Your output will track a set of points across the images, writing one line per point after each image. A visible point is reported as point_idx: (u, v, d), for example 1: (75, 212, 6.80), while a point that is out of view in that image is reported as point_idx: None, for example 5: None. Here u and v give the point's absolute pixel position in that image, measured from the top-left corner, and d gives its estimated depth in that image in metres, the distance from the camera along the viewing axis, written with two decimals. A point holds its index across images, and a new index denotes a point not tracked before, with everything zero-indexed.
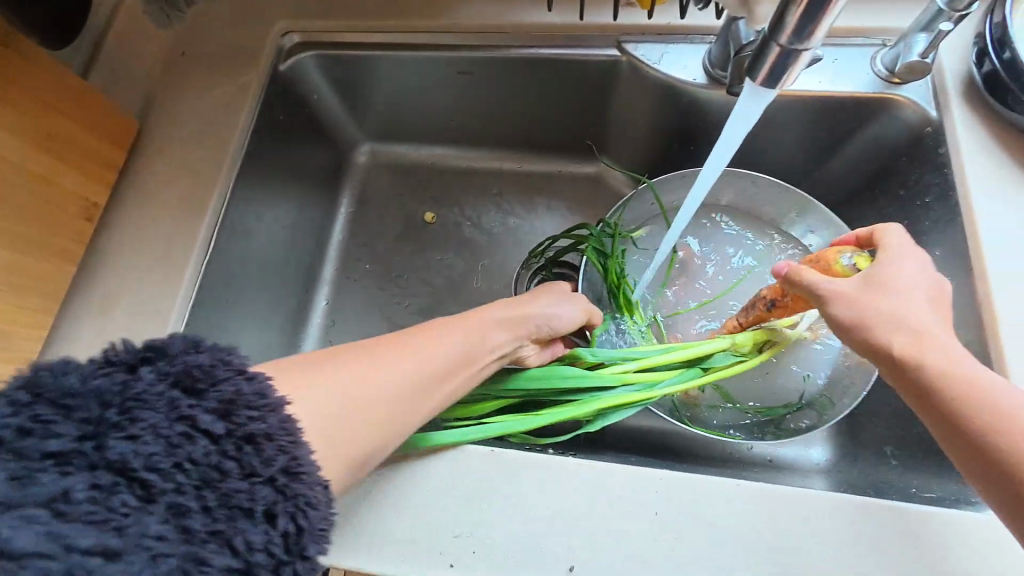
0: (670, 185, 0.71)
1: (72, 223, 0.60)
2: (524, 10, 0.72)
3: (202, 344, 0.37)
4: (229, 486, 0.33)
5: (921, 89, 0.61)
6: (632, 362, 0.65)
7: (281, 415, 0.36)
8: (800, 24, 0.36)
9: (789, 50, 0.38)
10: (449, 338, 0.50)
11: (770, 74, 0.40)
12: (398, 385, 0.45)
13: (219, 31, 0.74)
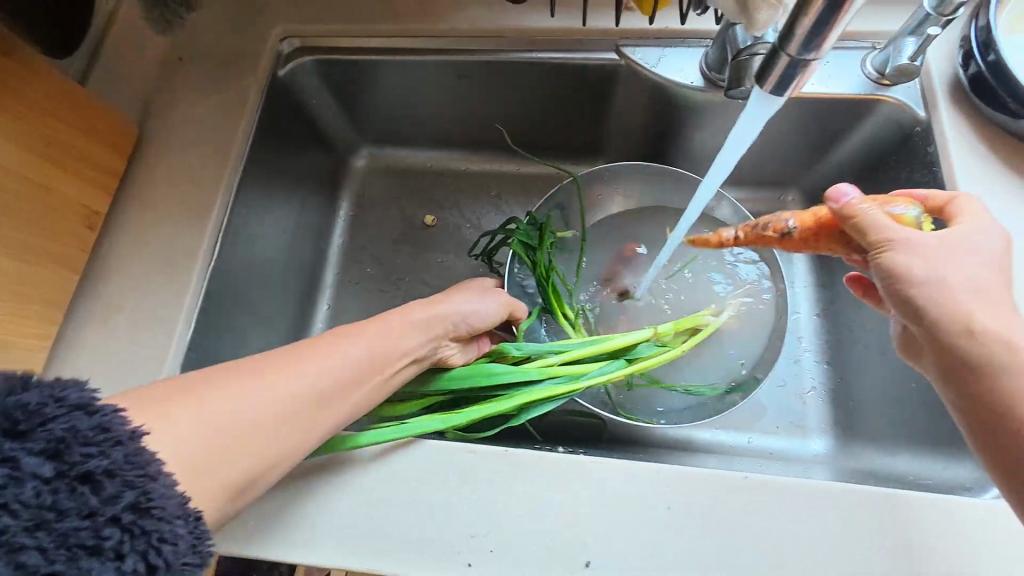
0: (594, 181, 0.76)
1: (74, 232, 0.59)
2: (523, 14, 0.73)
3: (31, 380, 0.36)
4: (63, 526, 0.33)
5: (909, 91, 0.64)
6: (556, 355, 0.66)
7: (127, 450, 0.36)
8: (809, 36, 0.37)
9: (799, 61, 0.39)
10: (355, 343, 0.48)
11: (779, 82, 0.41)
12: (296, 399, 0.43)
13: (216, 36, 0.73)
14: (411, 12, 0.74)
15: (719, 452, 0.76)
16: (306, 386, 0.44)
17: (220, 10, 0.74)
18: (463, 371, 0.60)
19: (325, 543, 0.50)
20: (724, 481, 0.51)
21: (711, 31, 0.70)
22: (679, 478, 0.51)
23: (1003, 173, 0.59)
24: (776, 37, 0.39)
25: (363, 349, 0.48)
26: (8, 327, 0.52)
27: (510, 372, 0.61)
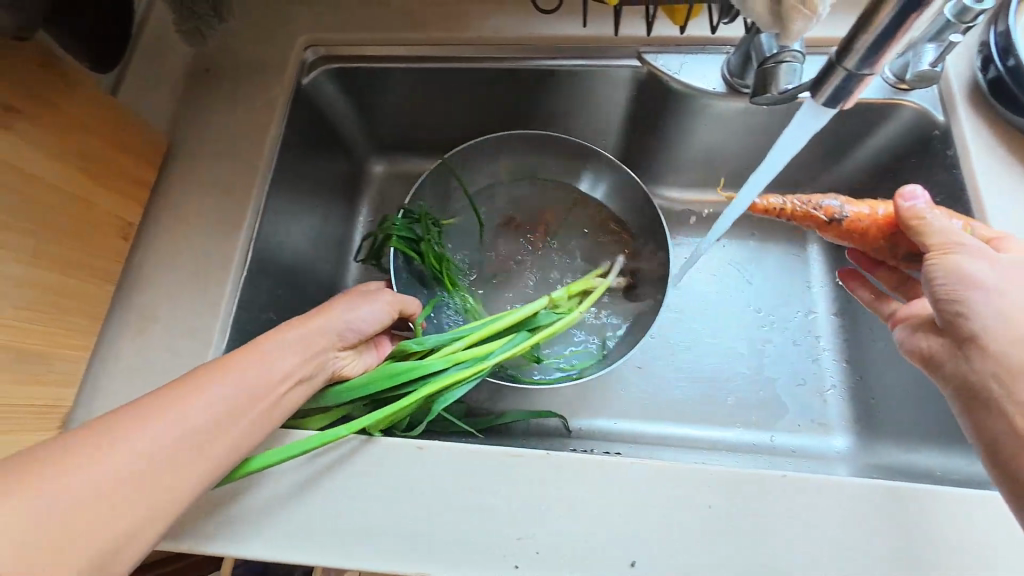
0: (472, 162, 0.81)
1: (108, 242, 0.60)
2: (546, 21, 0.74)
3: None
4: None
5: (928, 97, 0.65)
6: (461, 341, 0.67)
7: None
8: (869, 50, 0.36)
9: (853, 76, 0.38)
10: (233, 373, 0.47)
11: (834, 96, 0.40)
12: (171, 443, 0.42)
13: (242, 46, 0.74)
14: (436, 21, 0.75)
15: (745, 452, 0.77)
16: (179, 427, 0.43)
17: (246, 19, 0.75)
18: (363, 379, 0.59)
19: (372, 548, 0.51)
20: (762, 480, 0.52)
21: (733, 37, 0.71)
22: (717, 478, 0.52)
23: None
24: (834, 50, 0.37)
25: (245, 378, 0.48)
26: (50, 339, 0.54)
27: (415, 369, 0.61)
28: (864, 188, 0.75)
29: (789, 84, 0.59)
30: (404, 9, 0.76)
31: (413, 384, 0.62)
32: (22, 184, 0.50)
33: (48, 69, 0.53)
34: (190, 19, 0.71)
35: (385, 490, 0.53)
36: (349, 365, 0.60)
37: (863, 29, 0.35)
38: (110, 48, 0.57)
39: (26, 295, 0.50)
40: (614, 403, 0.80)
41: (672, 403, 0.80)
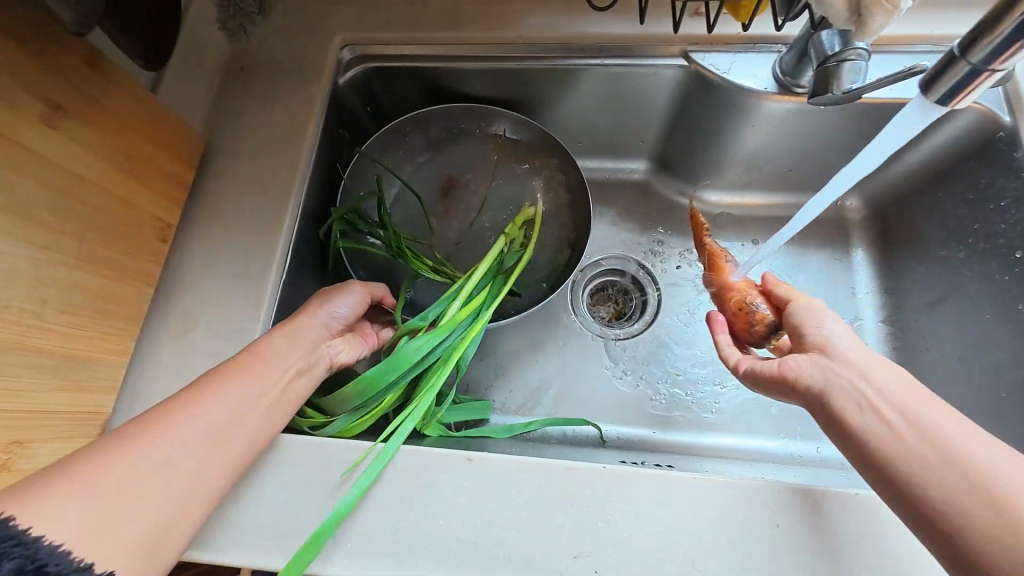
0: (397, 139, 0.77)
1: (149, 244, 0.58)
2: (589, 19, 0.72)
3: None
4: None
5: (994, 96, 0.62)
6: (455, 302, 0.68)
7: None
8: (997, 47, 0.36)
9: (974, 73, 0.38)
10: (242, 380, 0.48)
11: (950, 91, 0.40)
12: (185, 448, 0.43)
13: (282, 44, 0.72)
14: (478, 20, 0.73)
15: (789, 463, 0.74)
16: (193, 430, 0.44)
17: (286, 17, 0.73)
18: (378, 371, 0.57)
19: (418, 563, 0.49)
20: (834, 498, 0.49)
21: (787, 35, 0.69)
22: (783, 494, 0.50)
23: None
24: (957, 42, 0.37)
25: (252, 383, 0.49)
26: (92, 343, 0.52)
27: (431, 341, 0.62)
28: (916, 191, 0.73)
29: (853, 83, 0.57)
30: (445, 7, 0.74)
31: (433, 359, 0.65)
32: (72, 186, 0.49)
33: (94, 68, 0.52)
34: (236, 16, 0.72)
35: (443, 514, 0.50)
36: (346, 351, 0.61)
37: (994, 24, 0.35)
38: (166, 48, 0.56)
39: (68, 297, 0.49)
40: (653, 410, 0.78)
41: (712, 411, 0.78)
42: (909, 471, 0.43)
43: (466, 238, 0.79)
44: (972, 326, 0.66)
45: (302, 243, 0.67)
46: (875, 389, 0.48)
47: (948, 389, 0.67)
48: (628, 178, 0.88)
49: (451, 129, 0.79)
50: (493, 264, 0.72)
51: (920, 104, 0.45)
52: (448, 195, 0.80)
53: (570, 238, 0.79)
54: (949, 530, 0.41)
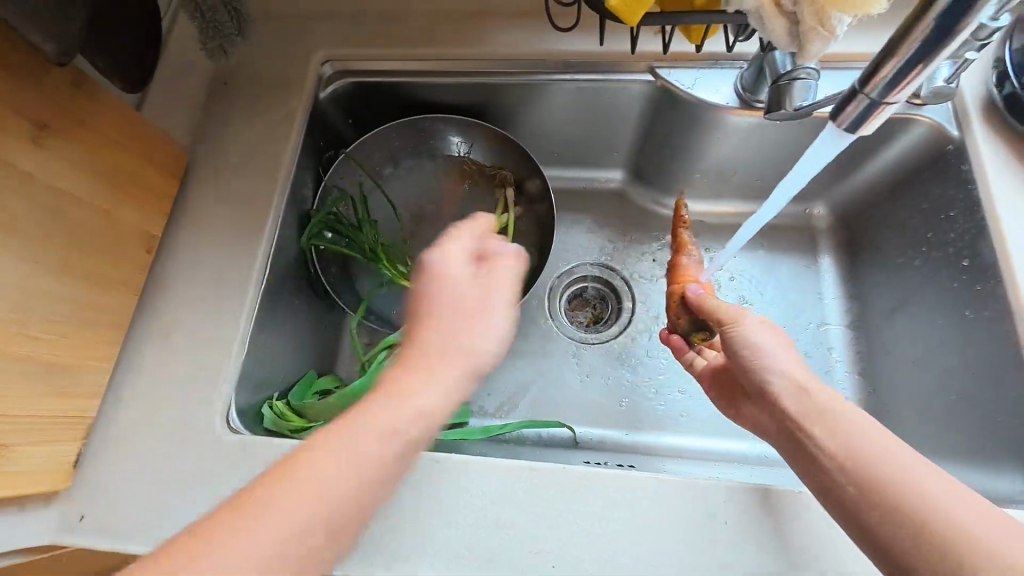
0: (370, 147, 0.79)
1: (133, 254, 0.61)
2: (559, 37, 0.75)
3: None
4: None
5: (943, 110, 0.65)
6: None
7: None
8: (892, 78, 0.40)
9: (873, 102, 0.43)
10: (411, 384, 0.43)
11: (854, 120, 0.44)
12: (344, 477, 0.39)
13: (264, 62, 0.75)
14: (453, 37, 0.76)
15: (756, 464, 0.77)
16: (355, 455, 0.39)
17: (269, 37, 0.76)
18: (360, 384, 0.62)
19: (390, 562, 0.51)
20: (783, 497, 0.52)
21: (748, 53, 0.72)
22: (735, 493, 0.52)
23: None
24: (857, 78, 0.42)
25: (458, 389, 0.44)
26: (77, 351, 0.55)
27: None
28: (878, 199, 0.76)
29: (804, 100, 0.60)
30: (421, 25, 0.77)
31: None
32: (57, 202, 0.52)
33: (79, 88, 0.54)
34: (215, 37, 0.74)
35: (408, 512, 0.53)
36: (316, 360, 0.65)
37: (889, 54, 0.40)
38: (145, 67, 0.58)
39: (51, 307, 0.51)
40: (625, 412, 0.80)
41: (682, 413, 0.80)
42: (860, 500, 0.44)
43: None
44: (926, 331, 0.68)
45: (283, 252, 0.70)
46: (828, 424, 0.48)
47: (905, 391, 0.70)
48: (605, 187, 0.91)
49: (429, 143, 0.81)
50: None
51: (836, 130, 0.50)
52: (424, 203, 0.83)
53: (534, 255, 0.81)
54: (884, 533, 0.42)
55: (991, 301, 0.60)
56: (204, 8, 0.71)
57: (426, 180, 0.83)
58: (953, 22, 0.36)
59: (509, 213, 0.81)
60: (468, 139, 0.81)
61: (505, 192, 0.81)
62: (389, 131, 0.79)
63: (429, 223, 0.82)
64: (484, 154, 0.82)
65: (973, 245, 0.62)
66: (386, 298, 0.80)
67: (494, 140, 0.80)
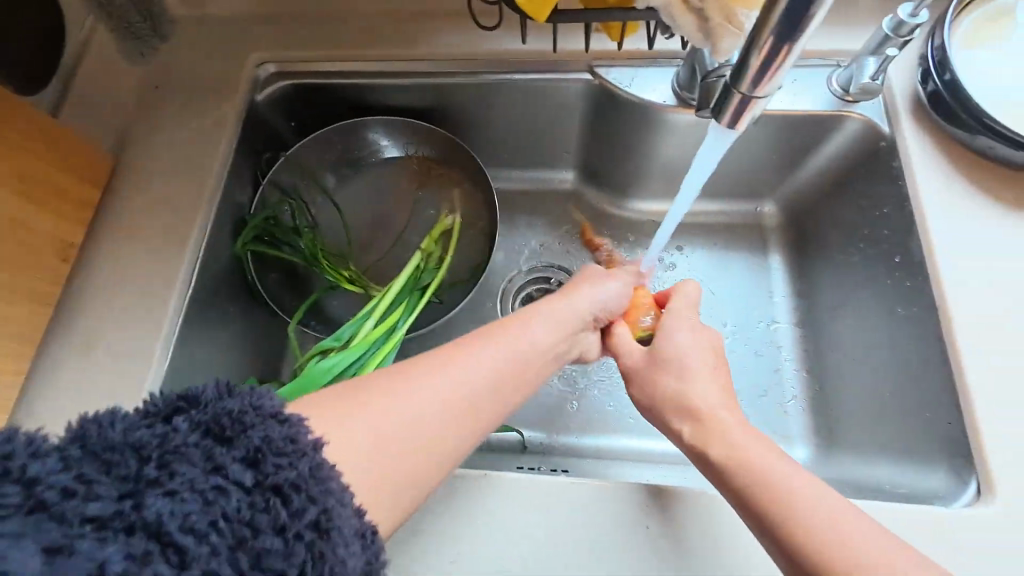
0: (312, 150, 0.77)
1: (49, 264, 0.59)
2: (497, 37, 0.74)
3: (187, 403, 0.36)
4: (261, 544, 0.31)
5: (876, 106, 0.66)
6: (371, 319, 0.71)
7: (312, 460, 0.35)
8: (759, 73, 0.36)
9: (748, 98, 0.39)
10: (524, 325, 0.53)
11: (732, 115, 0.41)
12: (422, 413, 0.42)
13: (192, 65, 0.74)
14: (389, 37, 0.75)
15: None
16: (432, 395, 0.43)
17: (197, 40, 0.75)
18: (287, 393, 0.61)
19: None
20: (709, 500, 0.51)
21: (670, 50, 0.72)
22: (665, 497, 0.51)
23: (967, 188, 0.61)
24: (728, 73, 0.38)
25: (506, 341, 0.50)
26: None
27: (343, 362, 0.65)
28: (822, 196, 0.75)
29: None
30: (356, 26, 0.76)
31: (348, 374, 0.67)
32: None
33: None
34: (132, 40, 0.72)
35: None
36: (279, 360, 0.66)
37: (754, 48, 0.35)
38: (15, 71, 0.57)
39: None
40: (573, 415, 0.74)
41: (631, 413, 0.74)
42: (751, 500, 0.43)
43: (391, 248, 0.81)
44: (864, 327, 0.68)
45: (214, 259, 0.68)
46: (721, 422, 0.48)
47: (849, 389, 0.69)
48: (557, 188, 0.88)
49: (374, 147, 0.80)
50: (408, 280, 0.75)
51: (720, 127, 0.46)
52: (369, 205, 0.81)
53: (479, 257, 0.78)
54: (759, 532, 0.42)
55: (920, 296, 0.60)
56: (115, 9, 0.69)
57: (372, 182, 0.81)
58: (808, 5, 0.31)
59: (452, 215, 0.80)
60: (412, 140, 0.80)
61: (450, 194, 0.80)
62: (331, 133, 0.77)
63: (374, 226, 0.81)
64: (430, 155, 0.80)
65: (905, 241, 0.62)
66: (328, 302, 0.78)
67: (437, 141, 0.79)
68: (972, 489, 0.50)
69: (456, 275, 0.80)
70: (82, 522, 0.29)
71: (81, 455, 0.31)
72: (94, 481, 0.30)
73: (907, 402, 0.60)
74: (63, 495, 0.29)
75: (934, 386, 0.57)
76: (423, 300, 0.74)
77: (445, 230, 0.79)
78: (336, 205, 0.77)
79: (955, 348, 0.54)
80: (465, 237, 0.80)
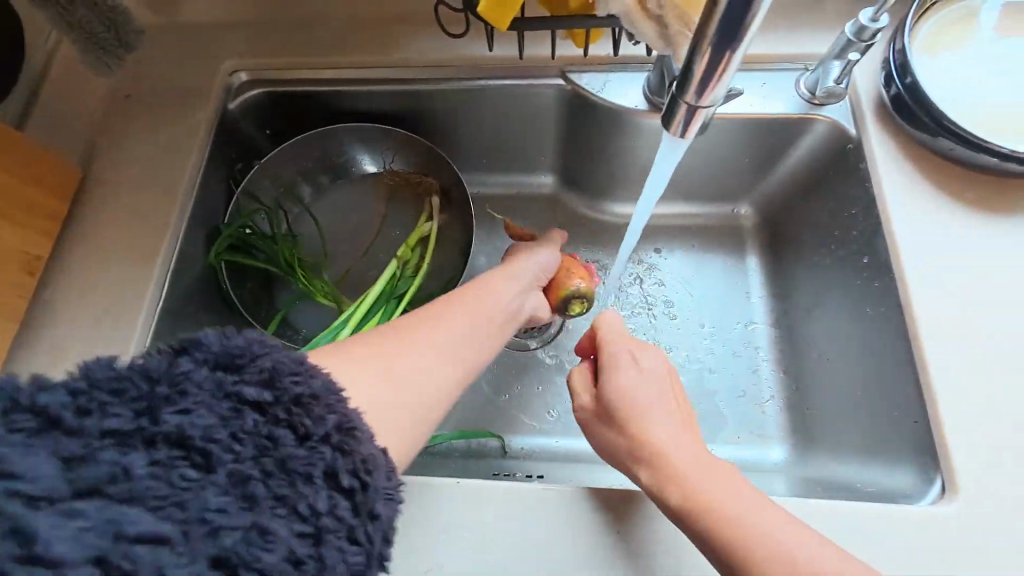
0: (287, 157, 0.77)
1: (14, 277, 0.59)
2: (470, 43, 0.74)
3: (185, 337, 0.34)
4: (285, 451, 0.32)
5: (842, 109, 0.67)
6: (347, 328, 0.71)
7: (325, 379, 0.35)
8: (701, 83, 0.36)
9: (693, 107, 0.38)
10: (477, 294, 0.55)
11: (682, 124, 0.40)
12: (414, 370, 0.44)
13: (164, 75, 0.73)
14: (361, 44, 0.75)
15: None
16: (417, 355, 0.45)
17: (169, 50, 0.75)
18: None
19: None
20: None
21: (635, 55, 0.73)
22: (636, 502, 0.51)
23: (932, 190, 0.62)
24: (673, 82, 0.38)
25: (462, 308, 0.52)
26: None
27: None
28: (795, 197, 0.76)
29: None
30: (328, 32, 0.75)
31: None
32: None
33: None
34: (95, 52, 0.69)
35: None
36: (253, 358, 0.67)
37: (695, 57, 0.35)
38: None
39: None
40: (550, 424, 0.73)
41: None
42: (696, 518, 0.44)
43: (368, 255, 0.81)
44: (836, 327, 0.69)
45: (186, 269, 0.67)
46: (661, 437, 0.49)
47: (823, 389, 0.69)
48: (536, 192, 0.88)
49: (349, 156, 0.80)
50: (385, 288, 0.75)
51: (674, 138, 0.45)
52: (345, 213, 0.81)
53: (456, 263, 0.79)
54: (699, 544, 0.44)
55: (887, 296, 0.60)
56: (76, 19, 0.64)
57: (348, 190, 0.81)
58: (741, 12, 0.31)
59: (430, 222, 0.79)
60: (388, 147, 0.80)
61: (427, 201, 0.80)
62: (306, 141, 0.77)
63: (350, 234, 0.81)
64: (407, 161, 0.80)
65: (872, 241, 0.63)
66: (304, 310, 0.78)
67: (413, 148, 0.79)
68: (937, 487, 0.51)
69: (435, 281, 0.80)
70: (102, 436, 0.29)
71: (86, 387, 0.30)
72: (107, 403, 0.30)
73: (876, 401, 0.61)
74: (79, 415, 0.29)
75: (901, 385, 0.57)
76: (401, 308, 0.74)
77: (422, 237, 0.79)
78: (311, 214, 0.77)
79: (920, 349, 0.55)
80: (442, 243, 0.80)
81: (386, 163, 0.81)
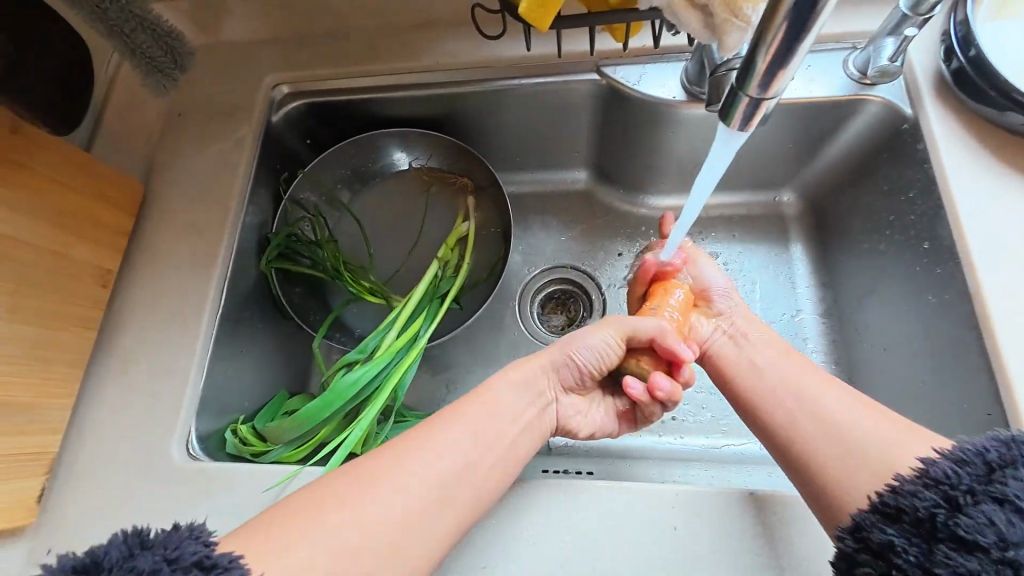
0: (325, 167, 0.79)
1: (90, 290, 0.63)
2: (504, 42, 0.74)
3: (145, 539, 0.37)
4: None
5: (894, 89, 0.64)
6: (393, 330, 0.73)
7: None
8: (765, 77, 0.35)
9: (755, 101, 0.38)
10: (445, 433, 0.48)
11: (742, 118, 0.39)
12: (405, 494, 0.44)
13: (213, 91, 0.77)
14: (397, 51, 0.76)
15: (726, 463, 0.70)
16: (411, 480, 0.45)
17: (216, 67, 0.78)
18: (315, 407, 0.64)
19: None
20: (727, 500, 0.50)
21: (675, 45, 0.71)
22: (695, 499, 0.51)
23: (996, 168, 0.58)
24: (734, 76, 0.37)
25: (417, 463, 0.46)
26: (37, 390, 0.57)
27: (367, 373, 0.67)
28: (843, 182, 0.73)
29: None
30: (366, 42, 0.77)
31: (372, 387, 0.69)
32: (11, 249, 0.55)
33: (17, 133, 0.56)
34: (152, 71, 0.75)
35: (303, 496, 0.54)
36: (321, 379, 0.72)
37: (760, 49, 0.35)
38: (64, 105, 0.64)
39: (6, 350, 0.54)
40: None
41: None
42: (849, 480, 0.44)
43: (410, 259, 0.82)
44: (894, 314, 0.66)
45: (241, 279, 0.70)
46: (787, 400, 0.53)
47: (883, 380, 0.67)
48: (570, 188, 0.87)
49: (386, 159, 0.82)
50: (428, 288, 0.76)
51: (727, 130, 0.44)
52: (385, 216, 0.82)
53: (494, 260, 0.80)
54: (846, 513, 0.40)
55: (951, 282, 0.57)
56: (137, 46, 0.72)
57: (388, 193, 0.83)
58: (810, 5, 0.30)
59: (465, 225, 0.80)
60: (422, 149, 0.81)
61: (465, 199, 0.82)
62: (346, 150, 0.79)
63: (392, 237, 0.82)
64: (440, 163, 0.81)
65: (933, 226, 0.60)
66: (348, 313, 0.80)
67: (446, 148, 0.80)
68: None
69: (473, 278, 0.81)
70: None
71: None
72: None
73: (945, 393, 0.58)
74: None
75: (973, 376, 0.54)
76: (441, 309, 0.75)
77: (460, 237, 0.80)
78: (354, 219, 0.79)
79: (993, 339, 0.52)
80: (479, 242, 0.82)
81: (420, 164, 0.82)
